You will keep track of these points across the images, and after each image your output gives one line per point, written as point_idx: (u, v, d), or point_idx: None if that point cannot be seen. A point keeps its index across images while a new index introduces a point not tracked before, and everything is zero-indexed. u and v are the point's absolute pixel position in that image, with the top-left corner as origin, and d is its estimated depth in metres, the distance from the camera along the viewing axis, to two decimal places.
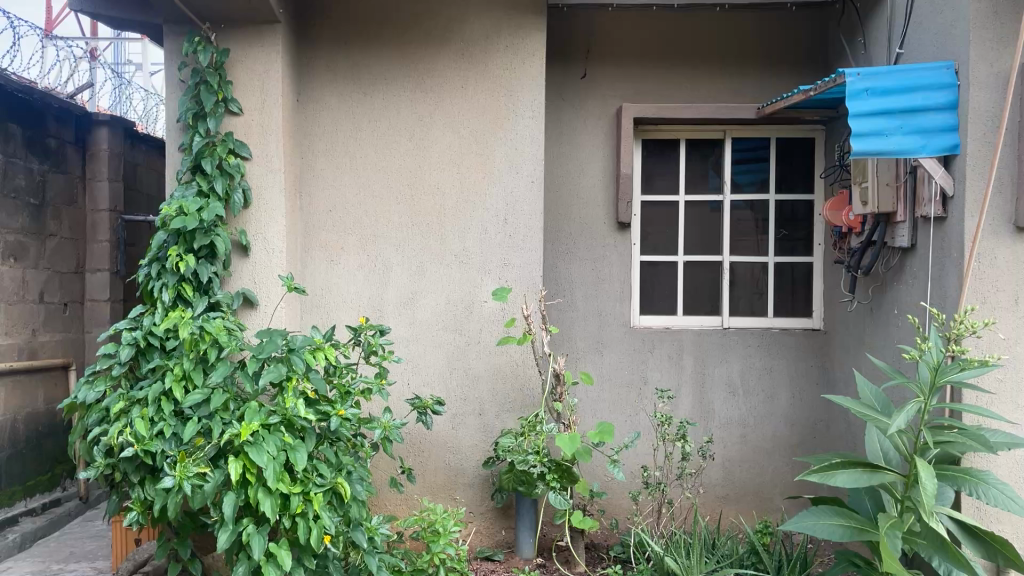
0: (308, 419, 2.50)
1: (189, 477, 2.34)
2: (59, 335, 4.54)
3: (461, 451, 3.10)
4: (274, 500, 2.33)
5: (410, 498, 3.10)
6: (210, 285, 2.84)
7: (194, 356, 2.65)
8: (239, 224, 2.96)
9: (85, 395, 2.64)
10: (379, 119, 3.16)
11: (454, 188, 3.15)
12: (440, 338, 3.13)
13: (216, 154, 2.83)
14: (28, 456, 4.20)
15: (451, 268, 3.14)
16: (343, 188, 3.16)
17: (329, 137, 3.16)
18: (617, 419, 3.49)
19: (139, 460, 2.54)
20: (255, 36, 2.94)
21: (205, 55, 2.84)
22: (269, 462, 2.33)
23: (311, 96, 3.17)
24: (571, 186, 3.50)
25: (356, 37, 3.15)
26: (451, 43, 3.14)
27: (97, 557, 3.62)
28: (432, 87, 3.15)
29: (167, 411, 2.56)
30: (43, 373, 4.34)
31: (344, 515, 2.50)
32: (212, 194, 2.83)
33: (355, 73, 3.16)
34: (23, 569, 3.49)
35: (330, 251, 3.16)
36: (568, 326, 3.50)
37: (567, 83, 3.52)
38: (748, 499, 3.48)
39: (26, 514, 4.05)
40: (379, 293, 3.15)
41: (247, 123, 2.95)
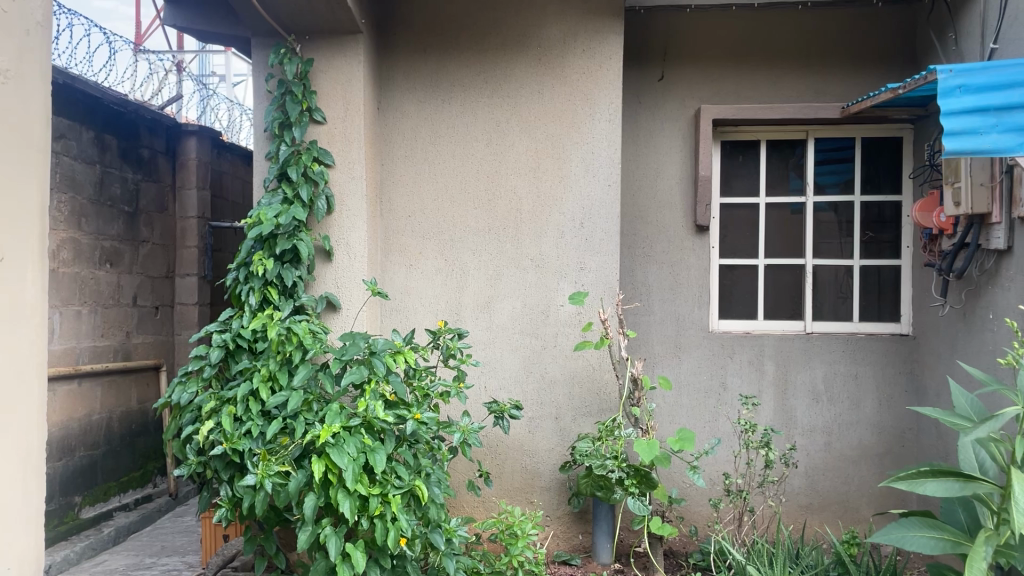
0: (388, 421, 2.54)
1: (268, 476, 2.44)
2: (150, 337, 4.73)
3: (538, 454, 3.11)
4: (353, 501, 2.37)
5: (487, 501, 3.12)
6: (295, 288, 2.91)
7: (280, 357, 2.73)
8: (323, 230, 3.03)
9: (179, 395, 2.75)
10: (457, 126, 3.20)
11: (531, 192, 3.16)
12: (516, 342, 3.15)
13: (302, 163, 2.92)
14: (122, 454, 4.38)
15: (528, 272, 3.15)
16: (422, 193, 3.21)
17: (408, 144, 3.22)
18: (695, 424, 3.44)
19: (229, 458, 2.64)
20: (338, 46, 3.01)
21: (291, 65, 2.93)
22: (349, 463, 2.37)
23: (392, 104, 3.23)
24: (648, 189, 3.48)
25: (435, 45, 3.20)
26: (528, 49, 3.16)
27: (187, 552, 3.75)
28: (510, 92, 3.17)
29: (255, 411, 2.65)
30: (136, 373, 4.53)
31: (422, 516, 2.53)
32: (297, 201, 2.91)
33: (434, 80, 3.20)
34: (119, 561, 3.64)
35: (410, 256, 3.21)
36: (645, 330, 3.47)
37: (644, 86, 3.50)
38: (833, 508, 3.39)
39: (120, 509, 4.24)
40: (457, 297, 3.19)
41: (330, 131, 3.02)
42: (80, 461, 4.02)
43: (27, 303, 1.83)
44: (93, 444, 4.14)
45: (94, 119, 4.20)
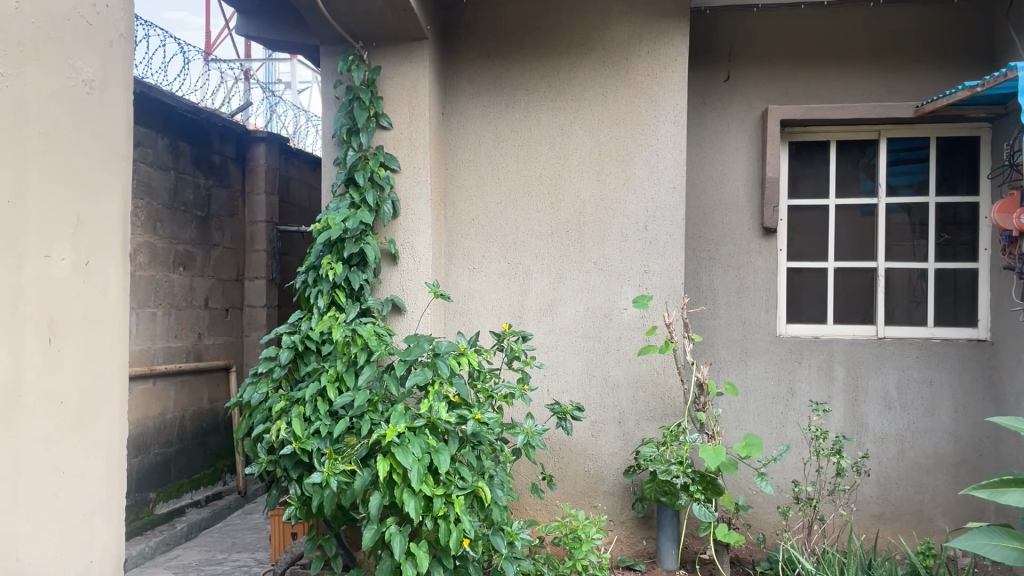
0: (452, 422, 2.56)
1: (335, 474, 2.48)
2: (221, 339, 4.86)
3: (602, 458, 3.10)
4: (418, 501, 2.40)
5: (550, 504, 3.12)
6: (362, 291, 2.96)
7: (347, 358, 2.78)
8: (388, 234, 3.07)
9: (250, 395, 2.83)
10: (521, 130, 3.21)
11: (595, 195, 3.15)
12: (579, 345, 3.14)
13: (369, 168, 2.96)
14: (194, 452, 4.51)
15: (591, 275, 3.14)
16: (485, 197, 3.23)
17: (473, 148, 3.25)
18: (762, 431, 3.38)
19: (297, 457, 2.70)
20: (404, 52, 3.05)
21: (358, 73, 2.99)
22: (414, 463, 2.40)
23: (456, 109, 3.26)
24: (714, 191, 3.44)
25: (499, 50, 3.22)
26: (592, 52, 3.15)
27: (257, 549, 3.84)
28: (573, 95, 3.17)
29: (322, 411, 2.70)
30: (207, 374, 4.66)
31: (485, 518, 2.55)
32: (363, 205, 2.96)
33: (499, 84, 3.22)
34: (192, 557, 3.75)
35: (473, 260, 3.24)
36: (710, 335, 3.43)
37: (710, 87, 3.46)
38: (906, 518, 3.30)
39: (192, 505, 4.36)
40: (520, 299, 3.20)
41: (396, 136, 3.06)
42: (154, 458, 4.15)
43: (111, 304, 1.90)
44: (167, 443, 4.27)
45: (169, 127, 4.34)
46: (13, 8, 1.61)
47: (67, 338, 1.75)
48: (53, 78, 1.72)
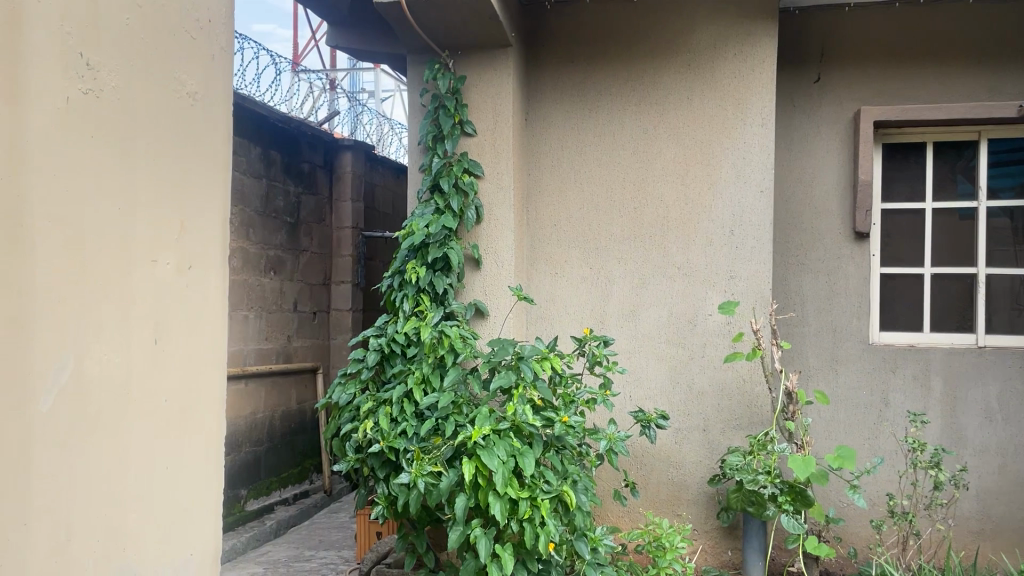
0: (536, 426, 2.57)
1: (422, 475, 2.53)
2: (308, 341, 5.00)
3: (685, 466, 3.06)
4: (503, 503, 2.42)
5: (632, 511, 3.10)
6: (446, 296, 2.99)
7: (433, 360, 2.83)
8: (472, 239, 3.10)
9: (339, 396, 2.92)
10: (604, 134, 3.20)
11: (679, 200, 3.12)
12: (663, 351, 3.11)
13: (453, 174, 3.01)
14: (282, 451, 4.64)
15: (674, 280, 3.11)
16: (568, 202, 3.23)
17: (555, 153, 3.26)
18: (854, 442, 3.28)
19: (384, 457, 2.77)
20: (489, 58, 3.08)
21: (444, 81, 3.03)
22: (499, 466, 2.42)
23: (539, 114, 3.28)
24: (803, 195, 3.36)
25: (582, 54, 3.22)
26: (677, 55, 3.12)
27: (343, 547, 3.93)
28: (657, 99, 3.15)
29: (409, 412, 2.76)
30: (295, 375, 4.80)
31: (569, 523, 2.55)
32: (447, 211, 3.00)
33: (582, 89, 3.23)
34: (281, 553, 3.86)
35: (555, 264, 3.24)
36: (799, 342, 3.34)
37: (799, 88, 3.38)
38: (1008, 536, 3.15)
39: (280, 503, 4.50)
40: (603, 304, 3.18)
41: (480, 143, 3.09)
42: (246, 456, 4.29)
43: (211, 307, 1.98)
44: (258, 441, 4.41)
45: (262, 136, 4.49)
46: (124, 26, 1.70)
47: (171, 340, 1.83)
48: (161, 92, 1.81)
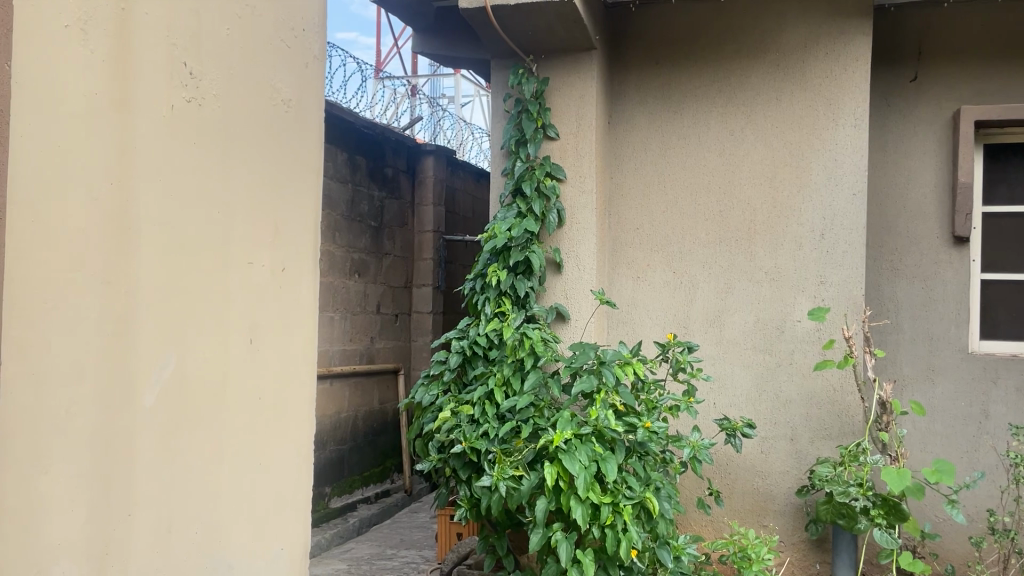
0: (618, 431, 2.54)
1: (503, 477, 2.54)
2: (390, 343, 5.08)
3: (772, 476, 2.99)
4: (585, 508, 2.42)
5: (716, 521, 3.04)
6: (527, 299, 2.98)
7: (514, 362, 2.83)
8: (554, 243, 3.08)
9: (422, 397, 2.96)
10: (688, 137, 3.16)
11: (766, 203, 3.05)
12: (748, 358, 3.04)
13: (535, 178, 3.01)
14: (364, 450, 4.73)
15: (762, 285, 3.04)
16: (651, 205, 3.20)
17: (638, 156, 3.23)
18: (952, 456, 3.14)
19: (466, 458, 2.79)
20: (573, 62, 3.08)
21: (528, 85, 3.06)
22: (581, 470, 2.41)
23: (622, 117, 3.26)
24: (898, 198, 3.24)
25: (667, 56, 3.19)
26: (766, 55, 3.06)
27: (424, 547, 3.99)
28: (745, 100, 3.09)
29: (490, 414, 2.77)
30: (378, 376, 4.89)
31: (651, 530, 2.53)
32: (530, 214, 3.00)
33: (666, 92, 3.19)
34: (364, 551, 3.93)
35: (638, 268, 3.21)
36: (893, 350, 3.23)
37: (893, 88, 3.27)
38: None
39: (362, 501, 4.58)
40: (686, 309, 3.14)
41: (563, 146, 3.08)
42: (330, 455, 4.39)
43: (303, 310, 2.03)
44: (342, 440, 4.50)
45: (348, 142, 4.59)
46: (224, 37, 1.77)
47: (265, 341, 1.89)
48: (259, 100, 1.88)
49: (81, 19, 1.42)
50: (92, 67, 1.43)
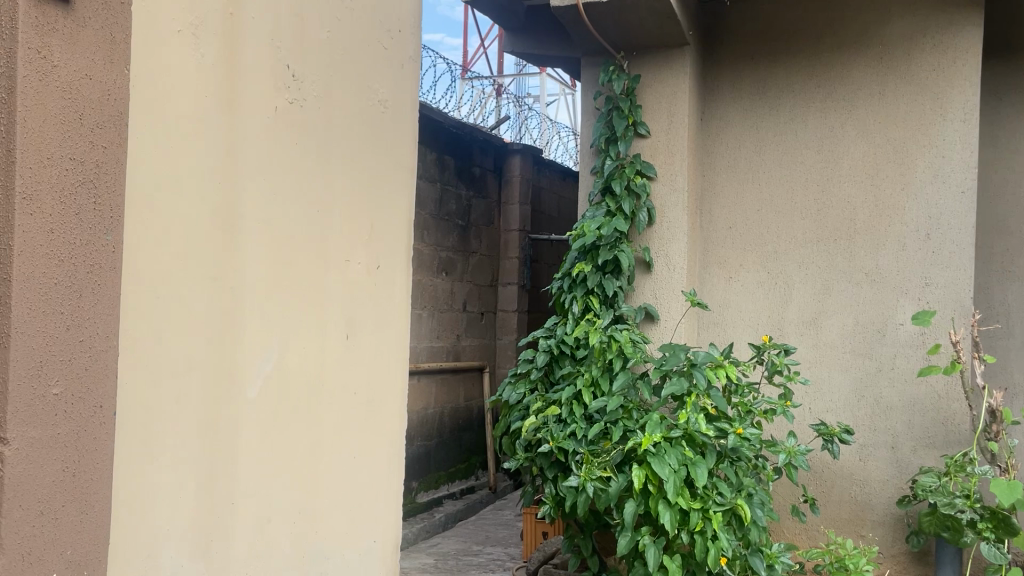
0: (709, 436, 2.50)
1: (591, 478, 2.53)
2: (476, 341, 5.13)
3: (870, 486, 2.88)
4: (673, 514, 2.40)
5: (811, 529, 2.96)
6: (616, 299, 2.95)
7: (602, 363, 2.79)
8: (643, 242, 3.05)
9: (510, 395, 2.98)
10: (785, 133, 3.08)
11: (868, 201, 2.94)
12: (847, 362, 2.94)
13: (625, 176, 2.98)
14: (450, 446, 4.79)
15: (862, 286, 2.94)
16: (745, 204, 3.13)
17: (732, 154, 3.16)
18: None
19: (553, 457, 2.79)
20: (665, 59, 3.04)
21: (619, 82, 3.01)
22: (670, 475, 2.39)
23: (716, 114, 3.20)
24: (1009, 196, 3.09)
25: (763, 51, 3.11)
26: (869, 48, 2.96)
27: (509, 544, 4.01)
28: (845, 95, 2.99)
29: (578, 414, 2.76)
30: (464, 373, 4.94)
31: (743, 538, 2.49)
32: (620, 213, 2.97)
33: (762, 87, 3.12)
34: (451, 545, 3.98)
35: (730, 269, 3.14)
36: (1003, 357, 3.07)
37: (1005, 80, 3.12)
38: None
39: (448, 497, 4.64)
40: (781, 311, 3.06)
41: (654, 144, 3.04)
42: (417, 450, 4.45)
43: (397, 307, 2.06)
44: (428, 436, 4.56)
45: (437, 142, 4.65)
46: (325, 39, 1.81)
47: (360, 337, 1.93)
48: (357, 101, 1.91)
49: (192, 23, 1.47)
50: (201, 71, 1.49)
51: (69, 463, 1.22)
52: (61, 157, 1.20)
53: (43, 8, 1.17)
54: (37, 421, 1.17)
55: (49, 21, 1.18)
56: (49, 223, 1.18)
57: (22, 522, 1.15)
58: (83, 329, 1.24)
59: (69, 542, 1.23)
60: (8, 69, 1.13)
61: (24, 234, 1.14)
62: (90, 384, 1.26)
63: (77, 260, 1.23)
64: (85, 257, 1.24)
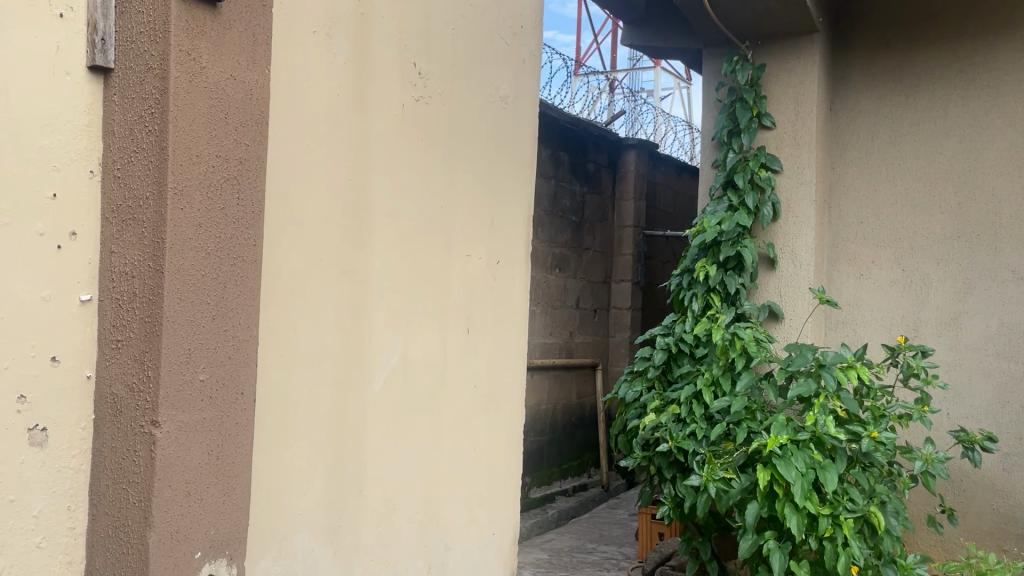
0: (839, 439, 2.40)
1: (713, 479, 2.48)
2: (589, 338, 5.11)
3: (1015, 497, 2.70)
4: (801, 518, 2.32)
5: (948, 541, 2.79)
6: (738, 296, 2.86)
7: (724, 362, 2.72)
8: (767, 238, 2.95)
9: (626, 393, 2.96)
10: (922, 122, 2.91)
11: (1015, 194, 2.75)
12: (990, 365, 2.77)
13: (749, 169, 2.89)
14: (563, 442, 4.78)
15: (1008, 285, 2.75)
16: (878, 197, 2.98)
17: (864, 145, 3.02)
18: None
19: (672, 457, 2.75)
20: (791, 48, 2.93)
21: (743, 73, 2.94)
22: (797, 478, 2.31)
23: (846, 104, 3.06)
24: None
25: (899, 35, 2.96)
26: (1017, 31, 2.78)
27: (624, 543, 3.97)
28: (990, 80, 2.81)
29: (698, 414, 2.71)
30: (577, 370, 4.93)
31: (875, 547, 2.39)
32: (743, 208, 2.89)
33: (897, 75, 2.96)
34: (565, 542, 3.97)
35: (862, 266, 3.00)
36: None
37: None
38: None
39: (561, 493, 4.65)
40: (917, 310, 2.89)
41: (780, 136, 2.94)
42: (530, 445, 4.47)
43: (516, 302, 2.07)
44: (541, 431, 4.57)
45: (551, 138, 4.65)
46: (450, 36, 1.83)
47: (481, 331, 1.95)
48: (481, 96, 1.93)
49: (327, 24, 1.51)
50: (336, 70, 1.53)
51: (213, 447, 1.28)
52: (208, 154, 1.25)
53: (192, 12, 1.22)
54: (185, 405, 1.22)
55: (198, 24, 1.23)
56: (197, 217, 1.23)
57: (171, 501, 1.21)
58: (227, 319, 1.29)
59: (214, 521, 1.28)
60: (161, 71, 1.19)
61: (174, 228, 1.19)
62: (233, 372, 1.31)
63: (222, 252, 1.28)
64: (229, 250, 1.29)
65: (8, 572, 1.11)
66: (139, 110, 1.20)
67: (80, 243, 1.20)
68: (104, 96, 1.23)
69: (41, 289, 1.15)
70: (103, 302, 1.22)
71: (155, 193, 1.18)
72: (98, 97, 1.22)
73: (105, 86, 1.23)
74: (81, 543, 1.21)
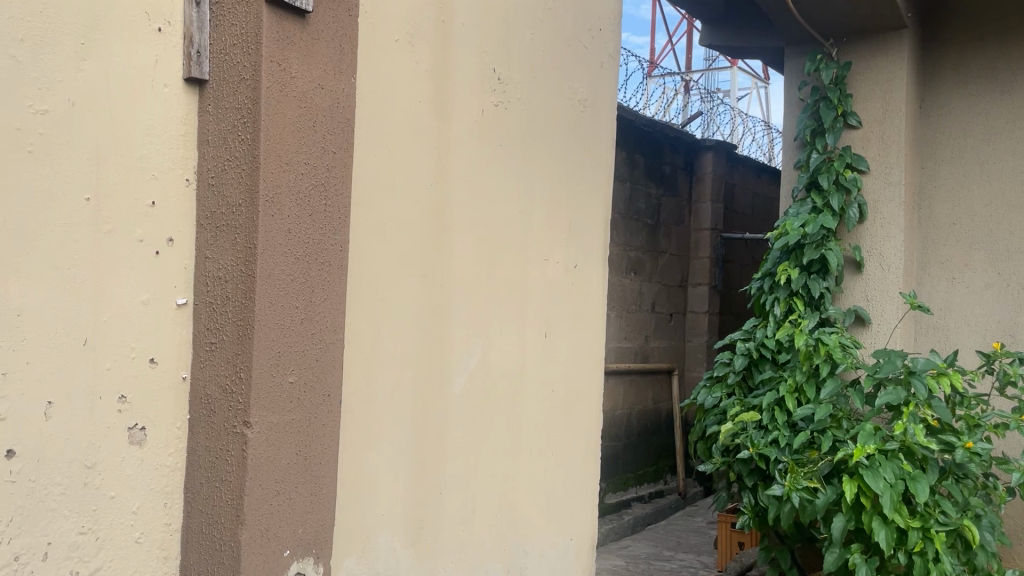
0: (930, 449, 2.31)
1: (796, 489, 2.42)
2: (665, 342, 5.05)
3: None
4: (889, 532, 2.25)
5: None
6: (822, 300, 2.78)
7: (808, 368, 2.65)
8: (853, 240, 2.86)
9: (705, 399, 2.90)
10: (1018, 119, 2.79)
11: None
12: None
13: (834, 170, 2.82)
14: (639, 448, 4.73)
15: None
16: (971, 197, 2.86)
17: (956, 144, 2.90)
18: None
19: (753, 465, 2.69)
20: (878, 44, 2.84)
21: (827, 71, 2.86)
22: (886, 489, 2.23)
23: (936, 101, 2.94)
24: None
25: (993, 29, 2.85)
26: None
27: (702, 552, 3.91)
28: None
29: (780, 421, 2.64)
30: (653, 374, 4.88)
31: (969, 563, 2.30)
32: (827, 209, 2.81)
33: (991, 71, 2.85)
34: (641, 549, 3.93)
35: (954, 269, 2.88)
36: None
37: None
38: None
39: (637, 500, 4.60)
40: (1014, 314, 2.77)
41: (866, 135, 2.85)
42: (605, 450, 4.44)
43: (594, 306, 2.05)
44: (616, 436, 4.54)
45: (626, 140, 4.62)
46: (529, 41, 1.83)
47: (559, 336, 1.94)
48: (559, 101, 1.93)
49: (409, 32, 1.53)
50: (417, 77, 1.55)
51: (302, 449, 1.31)
52: (297, 162, 1.28)
53: (283, 24, 1.26)
54: (276, 407, 1.26)
55: (289, 35, 1.27)
56: (287, 224, 1.26)
57: (262, 501, 1.24)
58: (315, 323, 1.32)
59: (302, 521, 1.31)
60: (253, 82, 1.22)
61: (266, 235, 1.23)
62: (320, 374, 1.34)
63: (311, 259, 1.31)
64: (317, 256, 1.32)
65: (110, 564, 1.16)
66: (232, 120, 1.24)
67: (177, 248, 1.24)
68: (199, 107, 1.27)
69: (141, 294, 1.19)
70: (197, 307, 1.26)
71: (248, 200, 1.22)
72: (193, 108, 1.26)
73: (200, 97, 1.27)
74: (177, 539, 1.26)
